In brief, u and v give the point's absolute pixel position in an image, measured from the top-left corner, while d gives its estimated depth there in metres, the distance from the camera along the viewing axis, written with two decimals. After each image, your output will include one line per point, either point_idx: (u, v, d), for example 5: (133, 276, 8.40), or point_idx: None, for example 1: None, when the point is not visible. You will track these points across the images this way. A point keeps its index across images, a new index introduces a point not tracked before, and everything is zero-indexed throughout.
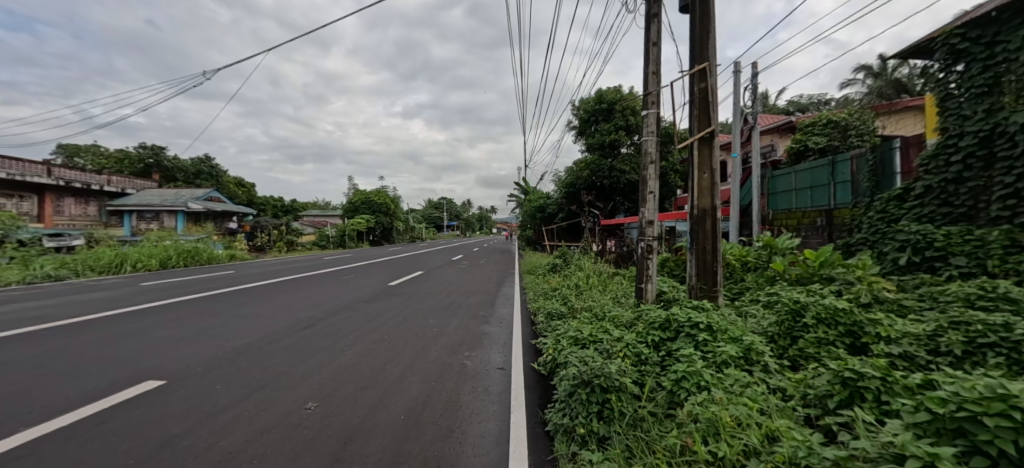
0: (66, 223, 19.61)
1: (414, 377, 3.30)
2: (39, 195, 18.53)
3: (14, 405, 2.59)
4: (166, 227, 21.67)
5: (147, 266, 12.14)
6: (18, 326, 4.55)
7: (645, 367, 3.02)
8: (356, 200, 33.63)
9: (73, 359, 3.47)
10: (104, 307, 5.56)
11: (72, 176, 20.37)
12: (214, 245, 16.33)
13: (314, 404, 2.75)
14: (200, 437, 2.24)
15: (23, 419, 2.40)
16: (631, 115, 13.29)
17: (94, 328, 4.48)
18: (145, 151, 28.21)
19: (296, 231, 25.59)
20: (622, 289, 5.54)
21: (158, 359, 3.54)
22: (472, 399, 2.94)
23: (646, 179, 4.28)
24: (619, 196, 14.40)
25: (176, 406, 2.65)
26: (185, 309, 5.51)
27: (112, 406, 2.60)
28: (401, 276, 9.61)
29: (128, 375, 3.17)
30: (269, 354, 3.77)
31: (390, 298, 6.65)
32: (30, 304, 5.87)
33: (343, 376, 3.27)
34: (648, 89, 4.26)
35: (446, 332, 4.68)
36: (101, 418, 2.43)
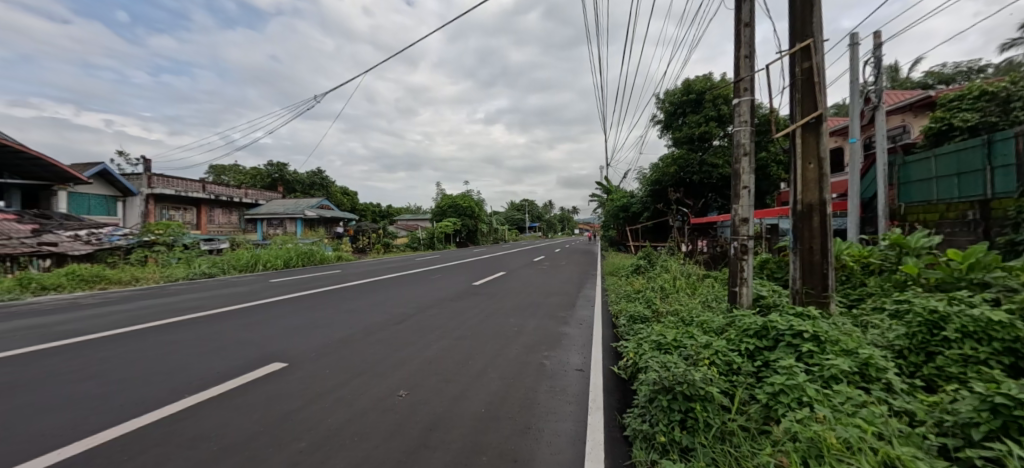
0: (216, 230, 24.00)
1: (492, 373, 3.38)
2: (197, 207, 22.91)
3: (179, 377, 3.20)
4: (288, 232, 25.18)
5: (274, 266, 14.25)
6: (183, 313, 5.65)
7: (736, 378, 2.73)
8: (443, 204, 35.81)
9: (220, 342, 4.19)
10: (242, 300, 6.65)
11: (220, 190, 24.32)
12: (325, 248, 18.46)
13: (404, 392, 2.95)
14: (310, 414, 2.56)
15: (184, 389, 2.95)
16: (723, 104, 12.33)
17: (235, 317, 5.38)
18: (272, 168, 33.16)
19: (392, 234, 27.99)
20: (714, 293, 5.12)
21: (277, 346, 4.09)
22: (549, 398, 2.93)
23: (738, 173, 3.91)
24: (710, 193, 13.40)
25: (294, 386, 3.04)
26: (299, 303, 6.31)
27: (246, 382, 3.08)
28: (483, 277, 9.94)
29: (259, 357, 3.73)
30: (368, 345, 4.16)
31: (472, 297, 6.94)
32: (194, 296, 7.27)
33: (429, 369, 3.48)
34: (739, 75, 3.90)
35: (525, 331, 4.73)
36: (236, 393, 2.88)
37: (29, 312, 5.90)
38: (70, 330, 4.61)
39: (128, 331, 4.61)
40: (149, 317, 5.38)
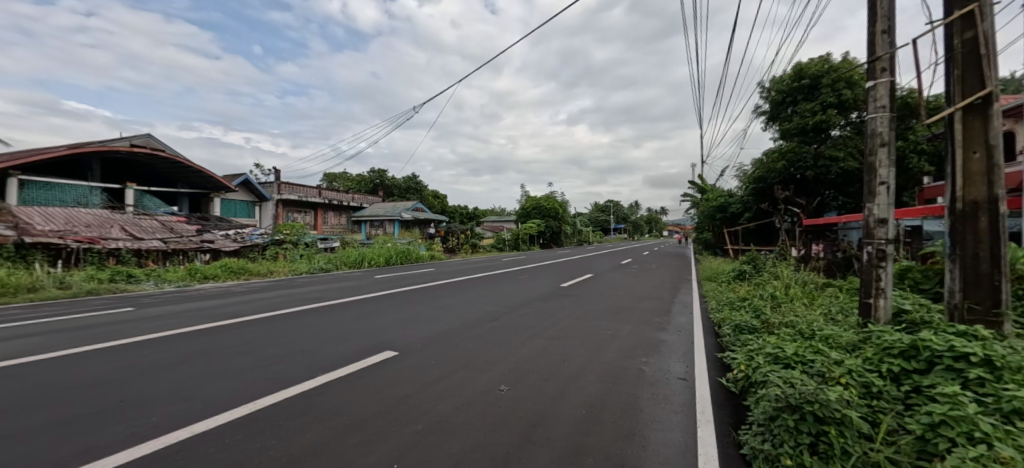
0: (330, 230, 27.37)
1: (590, 376, 3.33)
2: (314, 211, 26.47)
3: (311, 357, 3.67)
4: (387, 232, 27.87)
5: (377, 264, 15.83)
6: (310, 302, 6.54)
7: (879, 404, 2.34)
8: (527, 206, 36.71)
9: (341, 329, 4.73)
10: (356, 293, 7.50)
11: (334, 196, 28.06)
12: (420, 248, 19.92)
13: (504, 388, 3.07)
14: (421, 404, 2.78)
15: (315, 370, 3.36)
16: (845, 88, 10.82)
17: (350, 307, 6.05)
18: (374, 174, 37.02)
19: (478, 234, 29.18)
20: (839, 305, 4.49)
21: (389, 334, 4.54)
22: (653, 405, 2.79)
23: (874, 167, 3.42)
24: (827, 190, 11.86)
25: (407, 373, 3.34)
26: (402, 298, 6.94)
27: (366, 366, 3.45)
28: (571, 278, 9.93)
29: (374, 343, 4.13)
30: (467, 338, 4.39)
31: (561, 298, 6.93)
32: (318, 287, 8.39)
33: (527, 366, 3.55)
34: (873, 54, 3.41)
35: (620, 335, 4.59)
36: (359, 376, 3.22)
37: (207, 295, 7.44)
38: (233, 311, 5.68)
39: (272, 314, 5.53)
40: (287, 303, 6.39)
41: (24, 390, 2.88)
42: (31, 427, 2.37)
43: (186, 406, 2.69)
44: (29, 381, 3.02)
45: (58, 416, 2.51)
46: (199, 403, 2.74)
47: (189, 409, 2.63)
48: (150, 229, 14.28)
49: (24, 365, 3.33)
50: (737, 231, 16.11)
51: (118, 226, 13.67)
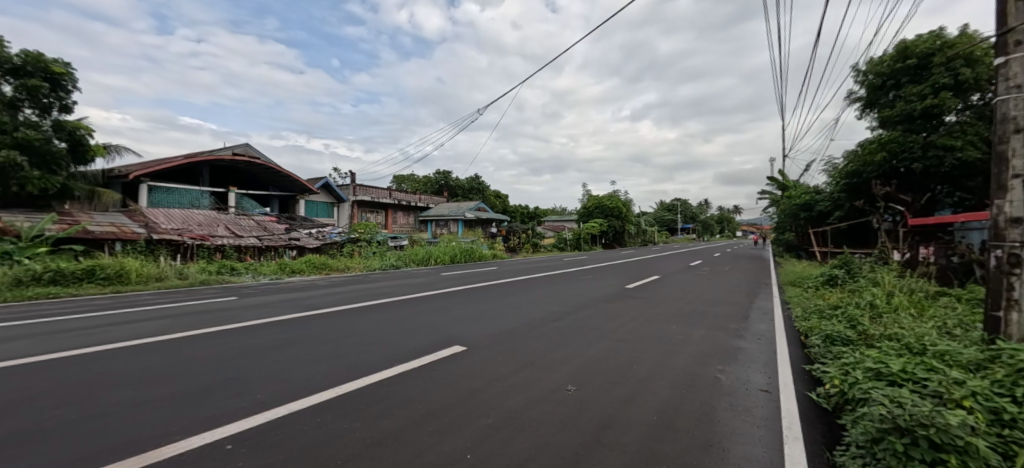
0: (399, 229, 29.23)
1: (660, 381, 3.23)
2: (385, 210, 28.37)
3: (390, 347, 3.96)
4: (451, 231, 29.23)
5: (443, 261, 16.65)
6: (387, 296, 7.07)
7: (1014, 434, 2.01)
8: (589, 205, 36.61)
9: (414, 322, 5.05)
10: (426, 289, 7.96)
11: (403, 196, 29.91)
12: (483, 247, 20.55)
13: (572, 388, 3.07)
14: (491, 399, 2.88)
15: (393, 360, 3.63)
16: (964, 65, 9.37)
17: (422, 303, 6.44)
18: (438, 176, 39.05)
19: (538, 234, 29.38)
20: (959, 319, 3.92)
21: (457, 328, 4.75)
22: (731, 416, 2.64)
23: (1006, 157, 3.03)
24: (939, 185, 10.42)
25: (476, 368, 3.47)
26: (467, 295, 7.22)
27: (439, 359, 3.65)
28: (637, 280, 9.64)
29: (444, 337, 4.35)
30: (532, 336, 4.47)
31: (626, 299, 6.78)
32: (394, 283, 9.04)
33: (593, 368, 3.52)
34: (1005, 27, 3.05)
35: (691, 341, 4.38)
36: (432, 369, 3.42)
37: (301, 287, 8.37)
38: (321, 302, 6.33)
39: (353, 306, 6.07)
40: (366, 297, 6.97)
41: (167, 363, 3.49)
42: (173, 396, 2.91)
43: (286, 387, 3.08)
44: (171, 356, 3.65)
45: (191, 388, 3.04)
46: (296, 385, 3.13)
47: (289, 390, 3.01)
48: (248, 227, 16.39)
49: (166, 342, 4.04)
50: (826, 231, 14.69)
51: (221, 225, 15.67)
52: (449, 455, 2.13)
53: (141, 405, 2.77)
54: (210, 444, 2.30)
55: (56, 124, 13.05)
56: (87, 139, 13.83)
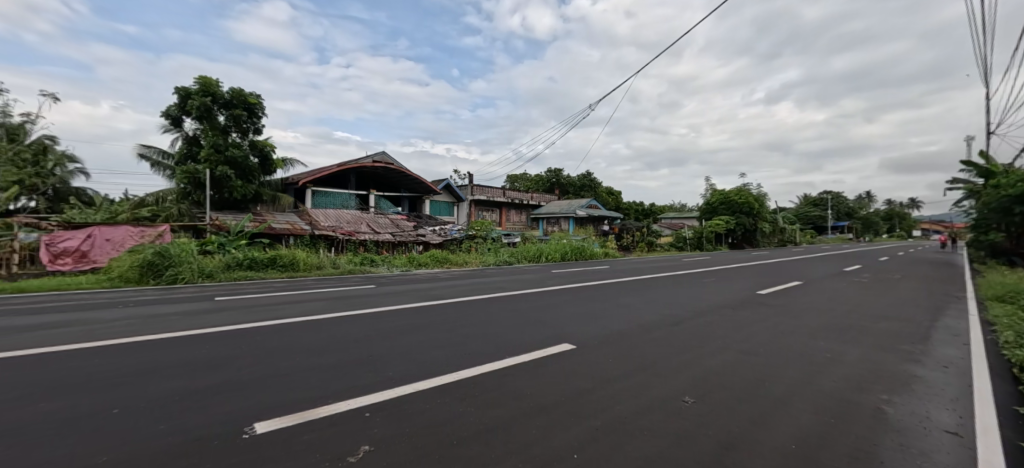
0: (511, 226, 31.47)
1: (801, 405, 2.82)
2: (500, 209, 30.72)
3: (503, 339, 4.18)
4: (562, 229, 30.37)
5: (552, 258, 17.31)
6: (502, 290, 7.52)
7: None
8: (714, 201, 34.46)
9: (526, 316, 5.26)
10: (538, 285, 8.27)
11: (516, 195, 31.91)
12: (595, 245, 20.67)
13: (689, 400, 2.86)
14: (602, 401, 2.83)
15: (506, 352, 3.80)
16: None
17: (533, 298, 6.68)
18: (551, 173, 40.62)
19: (654, 232, 28.51)
20: None
21: (567, 326, 4.80)
22: (899, 457, 2.17)
23: None
24: None
25: (586, 368, 3.46)
26: (576, 293, 7.26)
27: (549, 355, 3.73)
28: (772, 285, 8.57)
29: (554, 333, 4.44)
30: (646, 339, 4.29)
31: (757, 307, 6.07)
32: (509, 278, 9.58)
33: (715, 381, 3.23)
34: None
35: (844, 362, 3.72)
36: (543, 364, 3.51)
37: (429, 279, 9.40)
38: (444, 293, 7.01)
39: (472, 298, 6.58)
40: (483, 290, 7.51)
41: (326, 337, 4.21)
42: (327, 365, 3.49)
43: (413, 368, 3.45)
44: (328, 331, 4.40)
45: (340, 361, 3.59)
46: (422, 366, 3.49)
47: (414, 371, 3.37)
48: (385, 226, 19.25)
49: (326, 319, 4.90)
50: None
51: (365, 223, 18.69)
52: (557, 452, 2.15)
53: (303, 370, 3.38)
54: (353, 410, 2.70)
55: (253, 145, 17.08)
56: (271, 155, 17.72)
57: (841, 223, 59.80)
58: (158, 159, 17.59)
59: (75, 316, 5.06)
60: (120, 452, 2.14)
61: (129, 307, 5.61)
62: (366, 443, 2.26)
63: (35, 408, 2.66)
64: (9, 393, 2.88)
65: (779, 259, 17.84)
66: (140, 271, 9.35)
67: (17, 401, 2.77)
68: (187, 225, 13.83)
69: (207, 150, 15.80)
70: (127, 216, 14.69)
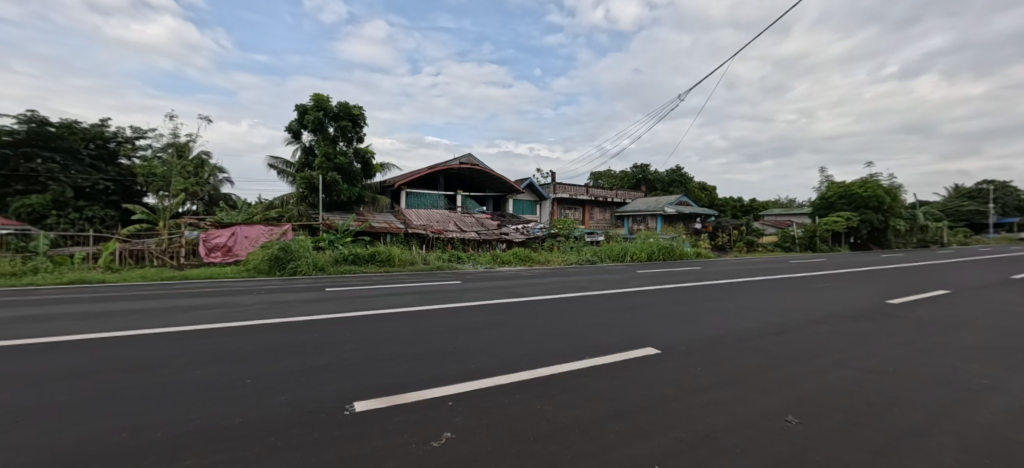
0: (594, 225, 32.37)
1: (945, 440, 2.33)
2: (582, 208, 31.74)
3: (582, 339, 4.15)
4: (648, 227, 30.54)
5: (639, 258, 16.89)
6: (582, 289, 7.50)
7: None
8: (831, 194, 30.35)
9: (606, 317, 5.16)
10: (620, 285, 8.09)
11: (600, 193, 32.58)
12: (685, 243, 19.75)
13: (793, 420, 2.54)
14: (688, 409, 2.64)
15: (586, 352, 3.77)
16: None
17: (615, 298, 6.53)
18: (637, 170, 40.86)
19: (755, 230, 26.65)
20: None
21: (652, 330, 4.58)
22: None
23: None
24: None
25: (670, 374, 3.27)
26: (662, 295, 6.91)
27: (630, 358, 3.60)
28: (909, 294, 7.25)
29: (635, 336, 4.29)
30: (740, 349, 3.92)
31: (886, 320, 5.17)
32: (590, 277, 9.53)
33: (826, 401, 2.83)
34: None
35: (1012, 394, 2.99)
36: (623, 367, 3.41)
37: (512, 277, 9.70)
38: (526, 291, 7.17)
39: (553, 296, 6.65)
40: (563, 289, 7.54)
41: (418, 327, 4.57)
42: (418, 354, 3.77)
43: (495, 362, 3.58)
44: (421, 322, 4.77)
45: (430, 350, 3.86)
46: (503, 360, 3.61)
47: (497, 365, 3.49)
48: (470, 226, 20.03)
49: (417, 312, 5.31)
50: None
51: (452, 222, 19.97)
52: (637, 459, 2.05)
53: (399, 356, 3.71)
54: (437, 397, 2.87)
55: (356, 152, 19.21)
56: (371, 161, 19.80)
57: (1005, 220, 49.12)
58: (283, 168, 20.44)
59: (232, 299, 6.21)
60: (252, 416, 2.56)
61: (268, 293, 6.72)
62: (448, 431, 2.39)
63: (195, 373, 3.30)
64: (179, 359, 3.62)
65: (924, 262, 15.17)
66: (269, 263, 11.08)
67: (184, 365, 3.47)
68: (304, 224, 15.80)
69: (321, 159, 18.16)
70: (261, 216, 17.48)
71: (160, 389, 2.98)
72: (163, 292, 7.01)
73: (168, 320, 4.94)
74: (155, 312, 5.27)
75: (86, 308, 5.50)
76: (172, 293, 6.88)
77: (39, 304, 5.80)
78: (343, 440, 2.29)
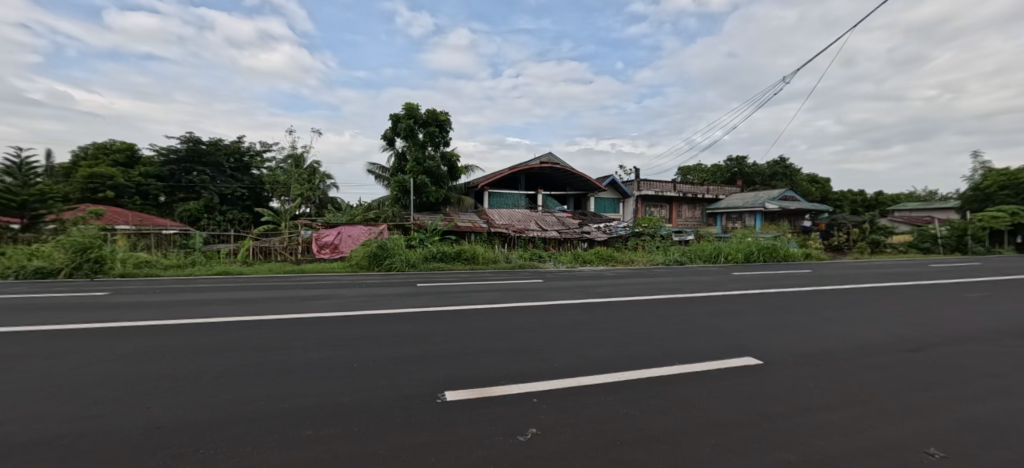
0: (682, 223, 31.69)
1: None
2: (669, 205, 31.20)
3: (670, 346, 3.92)
4: (746, 225, 28.94)
5: (734, 258, 15.62)
6: (670, 292, 7.18)
7: None
8: (989, 185, 25.28)
9: (698, 323, 4.84)
10: (712, 289, 7.59)
11: (689, 189, 31.58)
12: (790, 244, 17.91)
13: (939, 452, 2.06)
14: (800, 425, 2.29)
15: (674, 359, 3.54)
16: None
17: (707, 303, 6.12)
18: (732, 163, 39.08)
19: (883, 228, 23.27)
20: None
21: (753, 339, 4.17)
22: None
23: None
24: None
25: (773, 388, 2.90)
26: (762, 301, 6.31)
27: (725, 369, 3.29)
28: None
29: (731, 345, 3.93)
30: (864, 368, 3.34)
31: None
32: (679, 279, 9.10)
33: (991, 438, 2.25)
34: None
35: None
36: (716, 377, 3.12)
37: (593, 277, 9.65)
38: (609, 291, 7.08)
39: (638, 298, 6.46)
40: (649, 290, 7.28)
41: (503, 324, 4.73)
42: (501, 350, 3.88)
43: (576, 362, 3.52)
44: (505, 319, 4.93)
45: (513, 347, 3.95)
46: (584, 361, 3.54)
47: (579, 366, 3.42)
48: (551, 224, 20.44)
49: (503, 309, 5.51)
50: None
51: (533, 221, 20.46)
52: None
53: (483, 351, 3.84)
54: (517, 391, 2.88)
55: (443, 156, 20.73)
56: (456, 164, 21.20)
57: None
58: (380, 173, 22.55)
59: (348, 290, 7.13)
60: (353, 398, 2.83)
61: (375, 286, 7.56)
62: (533, 427, 2.30)
63: (309, 355, 3.78)
64: (299, 341, 4.19)
65: None
66: (368, 259, 12.34)
67: (302, 347, 4.01)
68: (398, 224, 17.25)
69: (413, 164, 20.00)
70: (362, 219, 18.57)
71: (280, 368, 3.45)
72: (292, 283, 8.26)
73: (297, 306, 5.82)
74: (291, 300, 6.27)
75: (245, 294, 6.76)
76: (298, 284, 8.08)
77: (209, 290, 7.26)
78: (430, 426, 2.40)
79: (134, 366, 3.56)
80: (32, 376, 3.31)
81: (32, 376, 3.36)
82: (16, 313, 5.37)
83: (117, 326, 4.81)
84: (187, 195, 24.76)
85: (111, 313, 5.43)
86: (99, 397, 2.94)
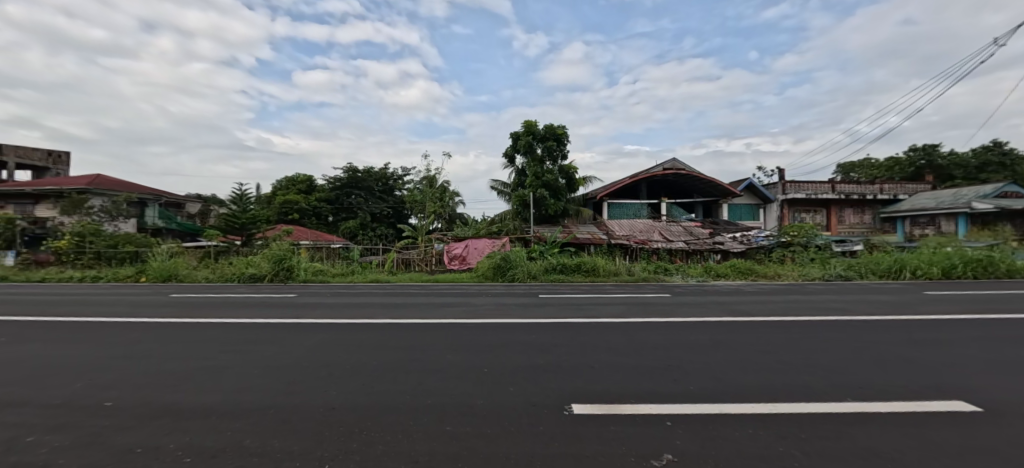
0: (846, 230, 26.98)
1: None
2: (826, 209, 27.19)
3: (839, 380, 3.35)
4: (946, 231, 23.27)
5: (928, 274, 12.61)
6: (836, 313, 6.12)
7: None
8: None
9: (876, 354, 4.04)
10: (901, 312, 6.20)
11: (852, 189, 27.16)
12: (1012, 254, 13.74)
13: None
14: None
15: (842, 395, 3.02)
16: None
17: (892, 330, 5.04)
18: (917, 153, 32.20)
19: None
20: None
21: (963, 382, 3.29)
22: None
23: None
24: None
25: (996, 443, 2.26)
26: (978, 331, 4.90)
27: (918, 414, 2.67)
28: None
29: (929, 386, 3.17)
30: None
31: None
32: (852, 298, 7.71)
33: None
34: None
35: None
36: (905, 421, 2.56)
37: (730, 292, 8.75)
38: (751, 309, 6.34)
39: (792, 319, 5.66)
40: (807, 310, 6.32)
41: (633, 340, 4.64)
42: (630, 366, 3.80)
43: (717, 386, 3.25)
44: (635, 335, 4.83)
45: (643, 364, 3.84)
46: (727, 386, 3.25)
47: (720, 390, 3.15)
48: (676, 235, 19.42)
49: (633, 324, 5.41)
50: None
51: (657, 232, 19.59)
52: None
53: (612, 366, 3.82)
54: (651, 411, 2.80)
55: (561, 169, 21.21)
56: (574, 176, 21.43)
57: None
58: (502, 189, 23.93)
59: (488, 298, 7.81)
60: (491, 401, 3.06)
61: (512, 295, 8.12)
62: (669, 453, 2.19)
63: (450, 357, 4.21)
64: (444, 344, 4.71)
65: None
66: (493, 270, 13.21)
67: (446, 349, 4.50)
68: (519, 237, 18.14)
69: (532, 178, 20.87)
70: (486, 231, 20.43)
71: (427, 367, 3.92)
72: (442, 291, 9.38)
73: (442, 312, 6.54)
74: (444, 306, 7.11)
75: (408, 300, 7.93)
76: (443, 292, 9.09)
77: (375, 296, 8.65)
78: (563, 435, 2.48)
79: (318, 356, 4.44)
80: (261, 357, 4.39)
81: (259, 357, 4.43)
82: (254, 308, 7.16)
83: (313, 322, 6.07)
84: (347, 214, 30.20)
85: (307, 312, 6.85)
86: (294, 378, 3.74)
